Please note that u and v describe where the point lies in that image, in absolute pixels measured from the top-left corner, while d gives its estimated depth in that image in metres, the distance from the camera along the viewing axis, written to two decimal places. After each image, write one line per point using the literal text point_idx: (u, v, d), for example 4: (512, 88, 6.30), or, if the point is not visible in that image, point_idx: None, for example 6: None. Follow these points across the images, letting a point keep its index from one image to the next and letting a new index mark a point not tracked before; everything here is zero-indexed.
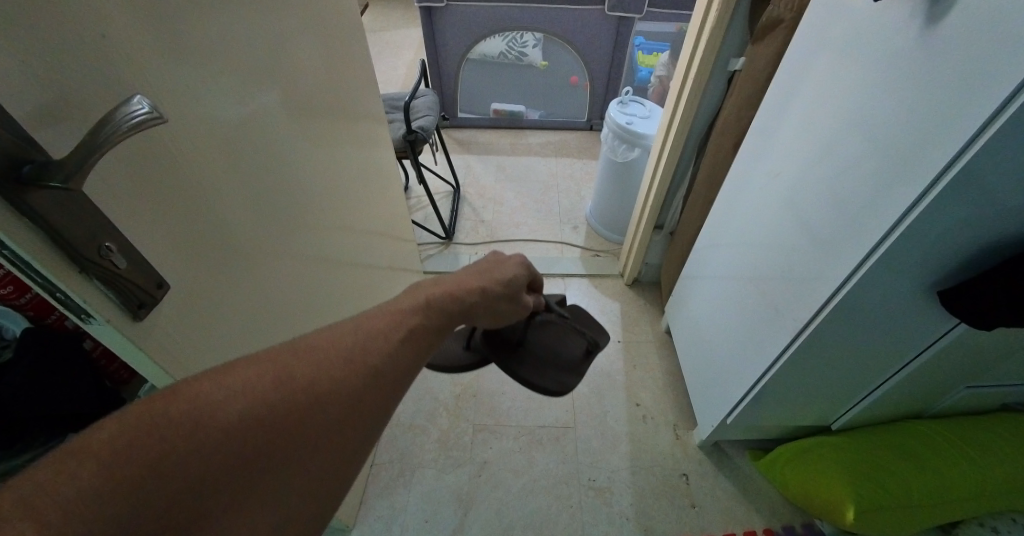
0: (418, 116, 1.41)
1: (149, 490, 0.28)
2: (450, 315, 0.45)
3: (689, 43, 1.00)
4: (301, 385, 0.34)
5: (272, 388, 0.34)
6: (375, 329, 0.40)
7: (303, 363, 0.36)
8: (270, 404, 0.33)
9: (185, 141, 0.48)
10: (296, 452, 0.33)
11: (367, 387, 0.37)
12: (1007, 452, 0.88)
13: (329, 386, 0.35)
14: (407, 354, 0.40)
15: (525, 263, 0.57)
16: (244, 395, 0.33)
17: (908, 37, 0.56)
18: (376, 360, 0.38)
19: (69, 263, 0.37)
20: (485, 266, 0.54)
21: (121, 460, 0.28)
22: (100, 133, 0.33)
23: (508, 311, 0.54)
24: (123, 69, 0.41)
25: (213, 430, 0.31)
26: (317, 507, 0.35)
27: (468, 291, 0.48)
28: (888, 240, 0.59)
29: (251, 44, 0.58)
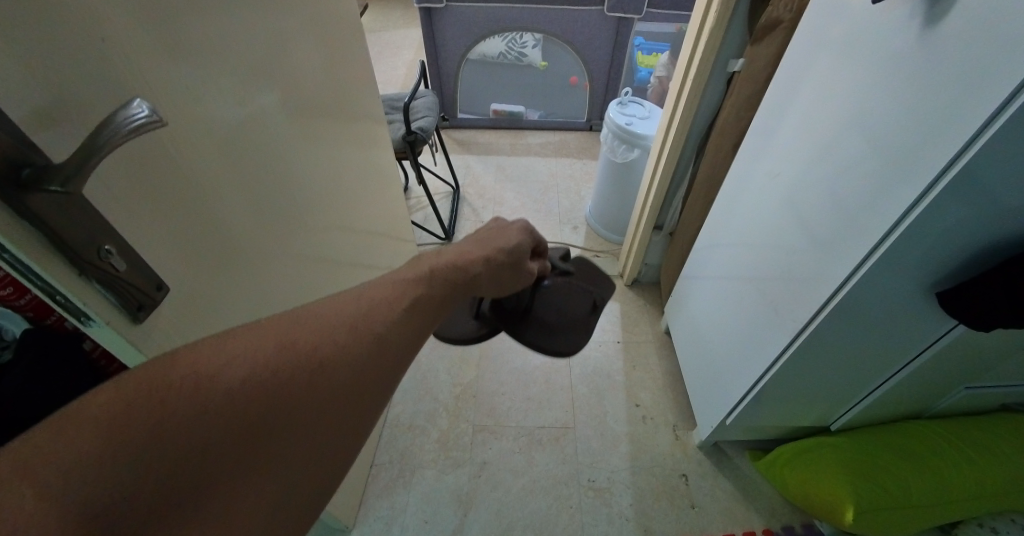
0: (418, 117, 1.41)
1: (151, 453, 0.28)
2: (452, 286, 0.47)
3: (689, 44, 1.00)
4: (304, 352, 0.35)
5: (276, 353, 0.34)
6: (377, 300, 0.41)
7: (305, 329, 0.36)
8: (274, 370, 0.33)
9: (184, 143, 0.48)
10: (301, 417, 0.34)
11: (371, 355, 0.38)
12: (1006, 453, 0.88)
13: (334, 354, 0.36)
14: (409, 327, 0.41)
15: (529, 227, 0.58)
16: (246, 359, 0.33)
17: (907, 38, 0.56)
18: (379, 329, 0.39)
19: (69, 266, 0.37)
20: (486, 235, 0.54)
21: (122, 424, 0.28)
22: (99, 138, 0.33)
23: (512, 281, 0.55)
24: (122, 72, 0.41)
25: (215, 392, 0.31)
26: (318, 478, 0.36)
27: (471, 263, 0.49)
28: (891, 236, 0.59)
29: (250, 45, 0.58)
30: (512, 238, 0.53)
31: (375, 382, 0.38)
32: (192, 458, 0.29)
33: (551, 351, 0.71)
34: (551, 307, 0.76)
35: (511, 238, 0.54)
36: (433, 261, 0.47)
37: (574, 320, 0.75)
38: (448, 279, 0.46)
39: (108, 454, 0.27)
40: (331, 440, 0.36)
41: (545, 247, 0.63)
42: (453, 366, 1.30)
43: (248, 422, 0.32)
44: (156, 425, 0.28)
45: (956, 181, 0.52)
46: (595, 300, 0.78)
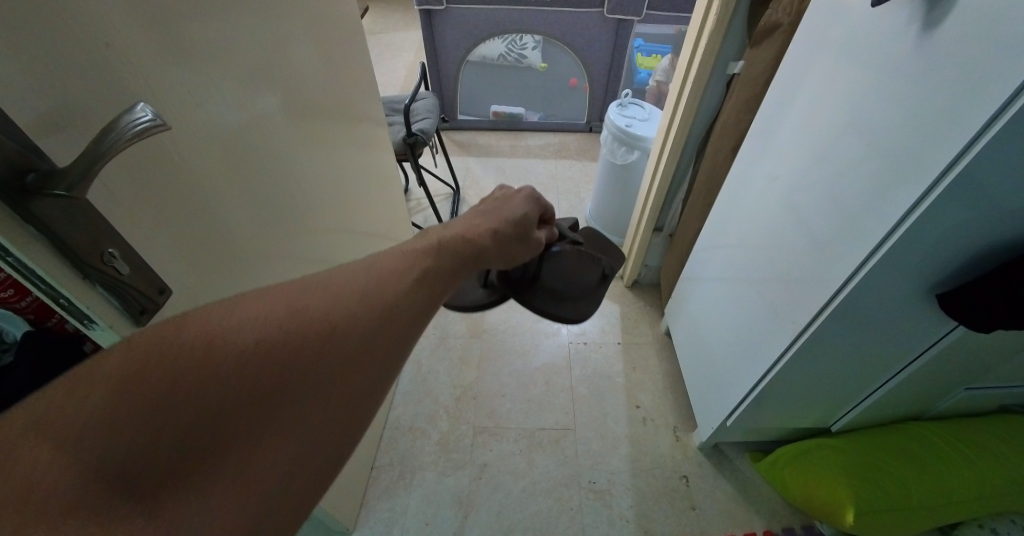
0: (417, 119, 1.41)
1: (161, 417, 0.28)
2: (463, 258, 0.47)
3: (688, 46, 1.00)
4: (315, 318, 0.35)
5: (285, 318, 0.33)
6: (385, 272, 0.40)
7: (315, 297, 0.36)
8: (285, 333, 0.33)
9: (187, 147, 0.48)
10: (313, 385, 0.33)
11: (383, 325, 0.38)
12: (1008, 456, 0.88)
13: (345, 323, 0.36)
14: (422, 297, 0.41)
15: (534, 197, 0.60)
16: (256, 324, 0.32)
17: (907, 40, 0.56)
18: (391, 300, 0.39)
19: (72, 268, 0.37)
20: (492, 207, 0.57)
21: (135, 385, 0.27)
22: (103, 142, 0.33)
23: (523, 250, 0.57)
24: (125, 79, 0.41)
25: (226, 357, 0.30)
26: (332, 450, 0.35)
27: (481, 234, 0.51)
28: (896, 233, 0.58)
29: (250, 48, 0.58)
30: (517, 207, 0.57)
31: (387, 351, 0.38)
32: (204, 422, 0.29)
33: (561, 318, 0.73)
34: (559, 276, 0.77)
35: (517, 207, 0.57)
36: (441, 236, 0.48)
37: (583, 290, 0.76)
38: (455, 251, 0.47)
39: (116, 418, 0.27)
40: (343, 414, 0.35)
41: (551, 214, 0.66)
42: (453, 368, 1.31)
43: (262, 386, 0.31)
44: (166, 387, 0.28)
45: (957, 183, 0.52)
46: (605, 269, 0.79)
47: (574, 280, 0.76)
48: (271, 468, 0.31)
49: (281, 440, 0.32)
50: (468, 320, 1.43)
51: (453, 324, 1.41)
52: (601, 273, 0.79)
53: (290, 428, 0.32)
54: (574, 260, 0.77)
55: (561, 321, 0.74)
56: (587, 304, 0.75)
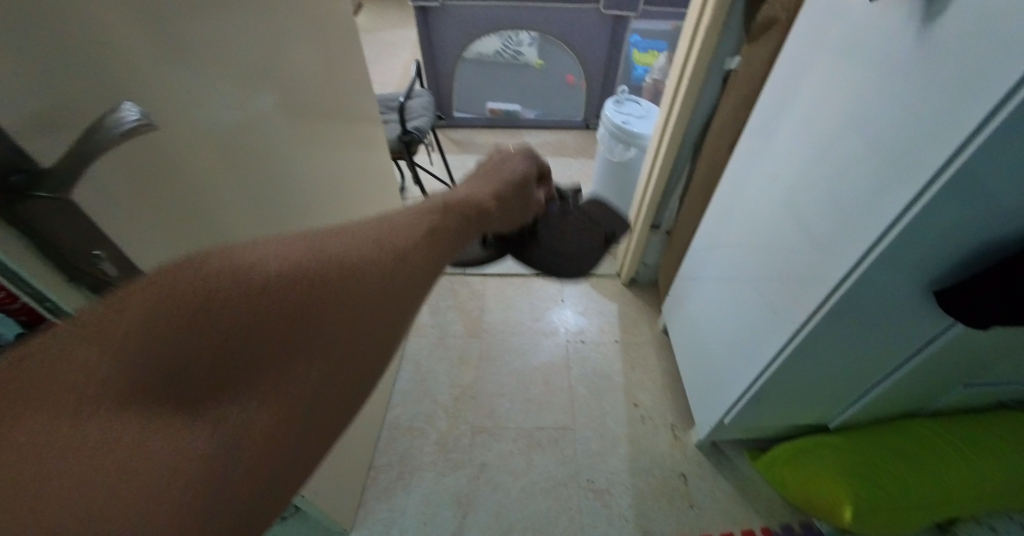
0: (413, 117, 1.40)
1: (187, 344, 0.28)
2: (471, 218, 0.49)
3: (685, 42, 1.00)
4: (335, 257, 0.34)
5: (308, 254, 0.34)
6: (399, 224, 0.41)
7: (334, 240, 0.36)
8: (308, 266, 0.33)
9: (182, 147, 0.48)
10: (340, 317, 0.33)
11: (405, 267, 0.38)
12: (1008, 453, 0.88)
13: (365, 264, 0.35)
14: (438, 248, 0.42)
15: (533, 155, 0.63)
16: (279, 257, 0.32)
17: (906, 33, 0.55)
18: (409, 246, 0.39)
19: (59, 271, 0.37)
20: (491, 168, 0.60)
21: (163, 307, 0.28)
22: (91, 140, 0.33)
23: (523, 209, 0.60)
24: (122, 78, 0.41)
25: (249, 284, 0.30)
26: (355, 387, 0.34)
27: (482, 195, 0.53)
28: (894, 231, 0.58)
29: (242, 44, 0.57)
30: (517, 166, 0.60)
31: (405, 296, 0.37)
32: (229, 352, 0.29)
33: (560, 274, 0.76)
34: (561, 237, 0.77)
35: (515, 167, 0.60)
36: (448, 199, 0.49)
37: (586, 249, 0.78)
38: (457, 208, 0.48)
39: (143, 342, 0.27)
40: (369, 350, 0.35)
41: (548, 171, 0.68)
42: (452, 367, 1.30)
43: (286, 319, 0.31)
44: (194, 310, 0.28)
45: (955, 179, 0.51)
46: (606, 232, 0.81)
47: (575, 240, 0.78)
48: (298, 396, 0.31)
49: (307, 370, 0.32)
50: (466, 319, 1.42)
51: (451, 323, 1.41)
52: (603, 235, 0.80)
53: (318, 359, 0.32)
54: (574, 225, 0.79)
55: (560, 277, 0.77)
56: (586, 262, 0.78)
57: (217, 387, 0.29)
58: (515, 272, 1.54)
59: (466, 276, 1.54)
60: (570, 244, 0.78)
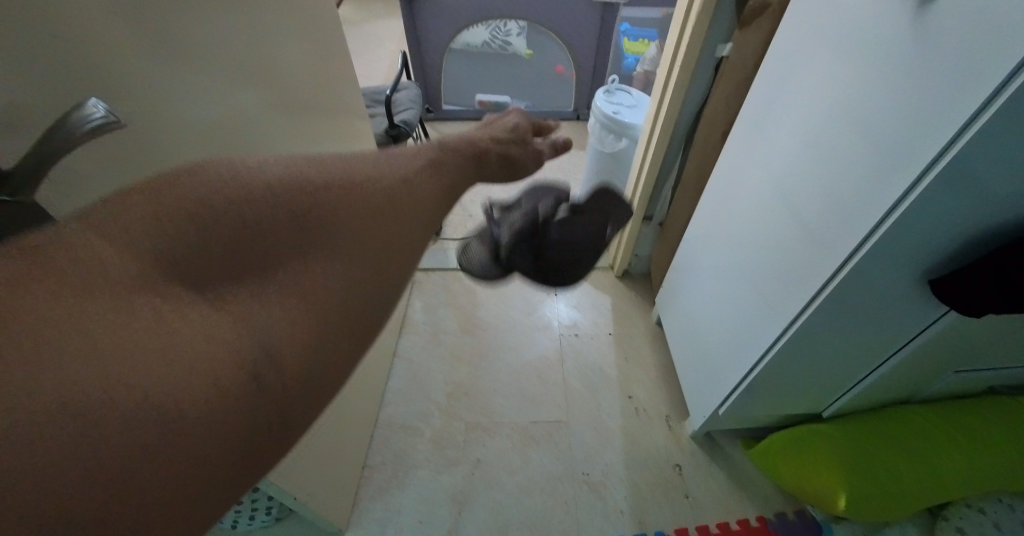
0: (400, 110, 1.37)
1: (209, 233, 0.28)
2: (463, 161, 0.53)
3: (676, 30, 0.98)
4: (336, 171, 0.36)
5: (309, 167, 0.35)
6: (392, 157, 0.43)
7: (333, 161, 0.38)
8: (311, 176, 0.34)
9: (142, 143, 0.47)
10: (349, 218, 0.34)
11: (401, 188, 0.40)
12: (997, 437, 0.89)
13: (365, 180, 0.37)
14: (431, 181, 0.45)
15: (523, 114, 0.70)
16: (282, 167, 0.34)
17: (900, 19, 0.54)
18: (402, 173, 0.42)
19: None
20: (489, 122, 0.65)
21: (176, 199, 0.28)
22: (53, 138, 0.31)
23: (524, 157, 0.63)
24: (67, 73, 0.39)
25: (258, 185, 0.31)
26: (376, 290, 0.35)
27: (480, 138, 0.58)
28: (889, 221, 0.57)
29: (215, 35, 0.55)
30: (510, 119, 0.66)
31: (412, 218, 0.40)
32: (250, 248, 0.29)
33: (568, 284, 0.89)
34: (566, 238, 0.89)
35: (510, 119, 0.67)
36: (448, 142, 0.53)
37: (590, 246, 0.90)
38: (459, 146, 0.53)
39: (164, 228, 0.27)
40: (382, 253, 0.36)
41: (547, 125, 0.70)
42: (445, 364, 1.29)
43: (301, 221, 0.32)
44: (208, 206, 0.29)
45: (947, 171, 0.51)
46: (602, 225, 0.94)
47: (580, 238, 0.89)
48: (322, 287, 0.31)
49: (327, 264, 0.32)
50: (458, 315, 1.41)
51: (443, 319, 1.40)
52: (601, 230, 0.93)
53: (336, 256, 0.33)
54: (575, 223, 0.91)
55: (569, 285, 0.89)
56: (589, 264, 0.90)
57: (238, 281, 0.29)
58: None
59: (458, 272, 1.53)
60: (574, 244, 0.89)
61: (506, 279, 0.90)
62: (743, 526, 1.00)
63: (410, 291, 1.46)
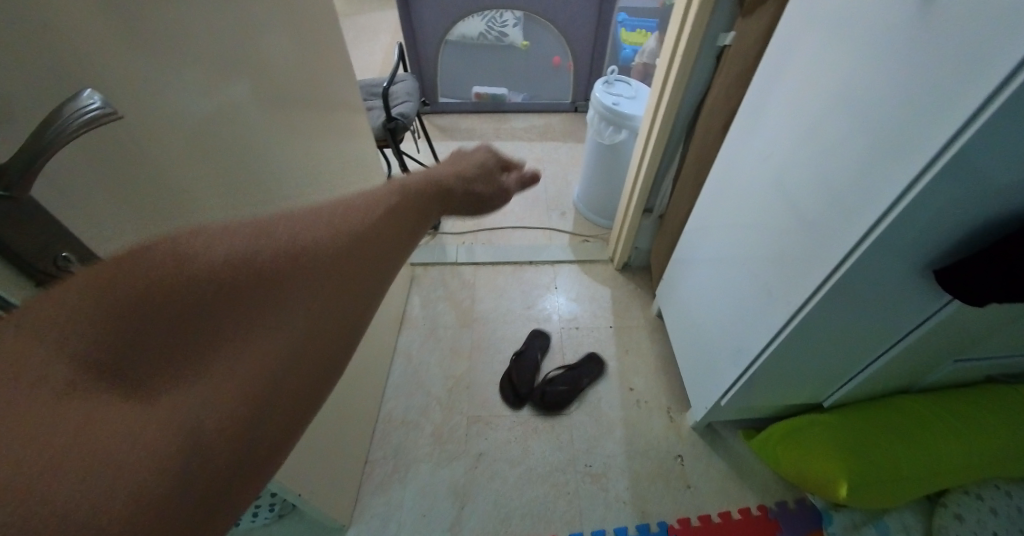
0: (397, 103, 1.36)
1: (152, 319, 0.29)
2: (423, 201, 0.53)
3: (677, 20, 0.97)
4: (280, 238, 0.37)
5: (252, 237, 0.36)
6: (344, 208, 0.44)
7: (280, 224, 0.38)
8: (255, 248, 0.35)
9: (143, 139, 0.46)
10: (289, 292, 0.36)
11: (350, 247, 0.41)
12: (995, 425, 0.89)
13: (311, 247, 0.38)
14: (390, 227, 0.46)
15: (493, 151, 0.65)
16: (223, 242, 0.34)
17: (903, 11, 0.54)
18: (355, 228, 0.43)
19: (20, 272, 0.35)
20: (455, 159, 0.63)
21: (113, 289, 0.29)
22: (45, 135, 0.30)
23: (489, 193, 0.63)
24: (66, 64, 0.38)
25: (193, 267, 0.31)
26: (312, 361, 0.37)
27: (445, 177, 0.57)
28: (891, 215, 0.57)
29: (211, 26, 0.54)
30: (478, 157, 0.63)
31: (361, 277, 0.42)
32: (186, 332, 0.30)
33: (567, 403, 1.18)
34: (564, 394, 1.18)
35: (478, 157, 0.63)
36: (408, 182, 0.53)
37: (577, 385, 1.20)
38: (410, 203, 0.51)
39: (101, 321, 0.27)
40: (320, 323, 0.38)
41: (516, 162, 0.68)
42: (445, 358, 1.29)
43: (254, 290, 0.33)
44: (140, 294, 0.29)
45: (949, 167, 0.51)
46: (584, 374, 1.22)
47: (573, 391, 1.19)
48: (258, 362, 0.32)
49: (261, 340, 0.33)
50: (458, 309, 1.41)
51: (443, 314, 1.39)
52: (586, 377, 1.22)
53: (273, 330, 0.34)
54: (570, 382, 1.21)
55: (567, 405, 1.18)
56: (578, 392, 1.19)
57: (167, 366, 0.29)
58: (507, 260, 1.53)
59: (456, 266, 1.52)
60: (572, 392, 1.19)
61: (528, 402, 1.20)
62: (744, 515, 1.01)
63: (409, 286, 1.46)
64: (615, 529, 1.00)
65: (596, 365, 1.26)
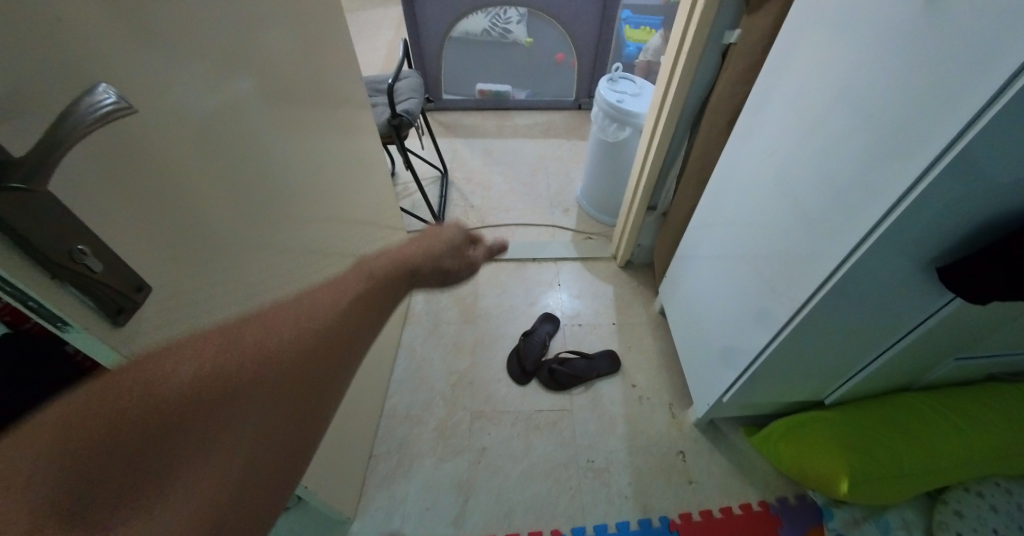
0: (402, 99, 1.36)
1: (120, 443, 0.35)
2: (388, 286, 0.60)
3: (682, 18, 0.97)
4: (245, 349, 0.43)
5: (219, 352, 0.42)
6: (306, 307, 0.51)
7: (245, 333, 0.45)
8: (220, 364, 0.41)
9: (158, 135, 0.46)
10: (244, 404, 0.42)
11: (306, 351, 0.48)
12: (995, 423, 0.90)
13: (271, 354, 0.45)
14: (346, 321, 0.53)
15: (462, 228, 0.71)
16: (193, 361, 0.40)
17: (906, 13, 0.54)
18: (314, 329, 0.49)
19: (40, 267, 0.36)
20: (425, 235, 0.69)
21: (87, 419, 0.34)
22: (61, 128, 0.31)
23: (455, 270, 0.69)
24: (85, 59, 0.38)
25: (162, 389, 0.37)
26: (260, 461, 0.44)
27: (409, 261, 0.63)
28: (892, 216, 0.58)
29: (222, 23, 0.54)
30: (447, 234, 0.69)
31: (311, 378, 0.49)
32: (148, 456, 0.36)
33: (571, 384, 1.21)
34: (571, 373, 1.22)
35: (447, 235, 0.69)
36: (374, 266, 0.61)
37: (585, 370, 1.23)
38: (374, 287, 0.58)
39: (67, 458, 0.33)
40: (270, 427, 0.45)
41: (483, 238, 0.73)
42: (448, 354, 1.30)
43: (209, 406, 0.40)
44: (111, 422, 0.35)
45: (951, 167, 0.51)
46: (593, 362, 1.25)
47: (581, 372, 1.23)
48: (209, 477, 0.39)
49: (215, 454, 0.40)
50: (461, 305, 1.41)
51: (447, 310, 1.40)
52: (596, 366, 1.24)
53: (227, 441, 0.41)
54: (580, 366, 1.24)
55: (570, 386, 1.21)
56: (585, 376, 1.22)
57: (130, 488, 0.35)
58: (510, 257, 1.53)
59: None
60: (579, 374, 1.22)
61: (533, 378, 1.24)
62: (745, 510, 1.02)
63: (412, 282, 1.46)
64: (617, 523, 1.01)
65: (608, 363, 1.26)
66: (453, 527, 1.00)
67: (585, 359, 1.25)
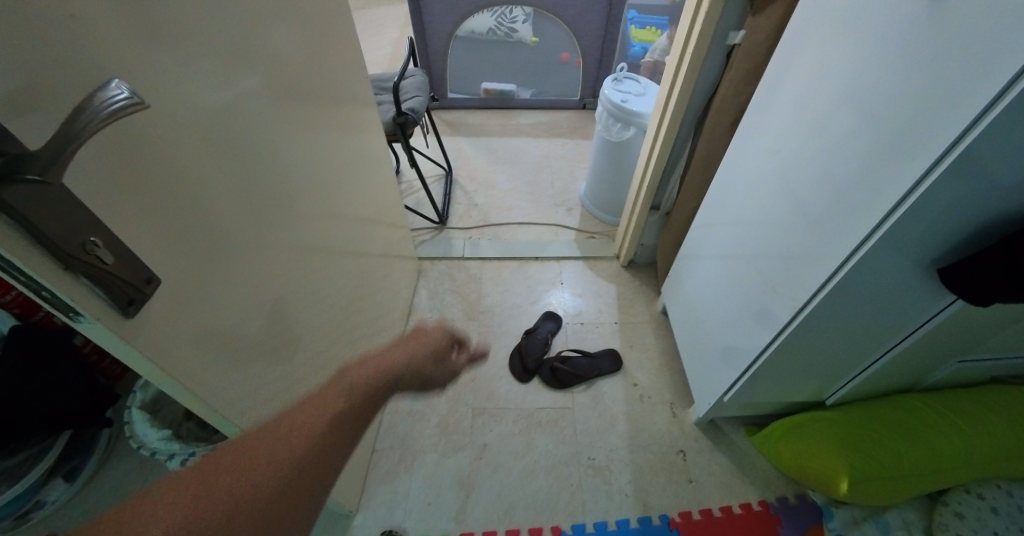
0: (407, 98, 1.36)
1: None
2: (375, 394, 0.58)
3: (687, 19, 0.97)
4: (217, 496, 0.43)
5: (189, 505, 0.41)
6: (286, 430, 0.49)
7: (220, 476, 0.44)
8: (188, 519, 0.41)
9: (167, 129, 0.47)
10: None
11: (287, 481, 0.47)
12: (996, 424, 0.90)
13: (245, 495, 0.44)
14: (333, 439, 0.51)
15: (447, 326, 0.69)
16: (160, 520, 0.40)
17: (909, 16, 0.55)
18: (296, 456, 0.48)
19: (53, 258, 0.37)
20: (411, 336, 0.67)
21: None
22: (75, 122, 0.32)
23: (440, 370, 0.67)
24: (97, 55, 0.39)
25: None
26: None
27: (394, 367, 0.61)
28: (893, 218, 0.58)
29: (230, 21, 0.55)
30: (432, 335, 0.67)
31: (295, 509, 0.47)
32: None
33: (573, 382, 1.22)
34: (573, 370, 1.24)
35: (430, 334, 0.67)
36: (359, 375, 0.58)
37: (587, 368, 1.24)
38: (357, 405, 0.55)
39: None
40: None
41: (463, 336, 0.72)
42: None
43: None
44: None
45: (951, 169, 0.52)
46: (594, 360, 1.26)
47: (583, 369, 1.24)
48: None
49: None
50: (464, 303, 1.42)
51: (450, 307, 1.41)
52: (597, 365, 1.26)
53: None
54: (581, 363, 1.26)
55: (573, 384, 1.22)
56: (587, 374, 1.23)
57: None
58: (513, 255, 1.54)
59: (463, 260, 1.53)
60: (581, 371, 1.24)
61: (534, 376, 1.25)
62: (745, 510, 1.02)
63: (416, 280, 1.47)
64: (617, 521, 1.01)
65: (610, 361, 1.27)
66: (454, 523, 1.01)
67: (585, 356, 1.26)
